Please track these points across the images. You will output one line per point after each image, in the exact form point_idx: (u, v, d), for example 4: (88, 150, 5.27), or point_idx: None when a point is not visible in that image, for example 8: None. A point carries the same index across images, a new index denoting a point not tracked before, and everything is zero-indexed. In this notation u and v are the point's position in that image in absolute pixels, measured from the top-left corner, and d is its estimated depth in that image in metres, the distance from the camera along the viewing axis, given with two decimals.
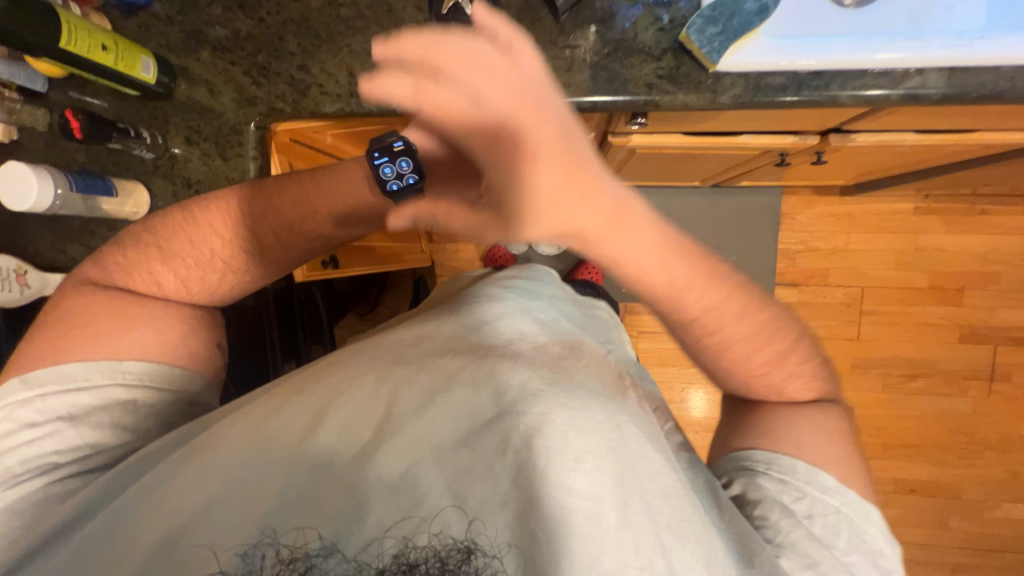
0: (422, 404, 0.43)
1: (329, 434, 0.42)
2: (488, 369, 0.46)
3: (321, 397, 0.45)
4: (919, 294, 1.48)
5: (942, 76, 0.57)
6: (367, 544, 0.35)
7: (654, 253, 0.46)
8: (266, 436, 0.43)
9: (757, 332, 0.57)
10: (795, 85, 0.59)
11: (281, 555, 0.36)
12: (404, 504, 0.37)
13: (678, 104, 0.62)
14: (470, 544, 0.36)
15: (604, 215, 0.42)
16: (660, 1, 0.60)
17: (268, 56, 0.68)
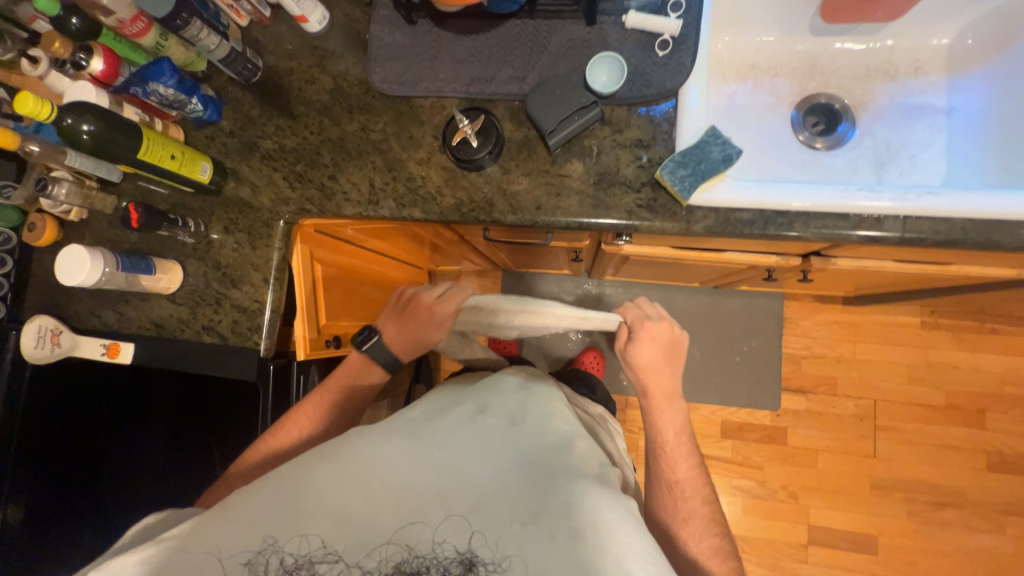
0: (449, 463, 0.51)
1: (363, 475, 0.49)
2: (508, 445, 0.55)
3: (357, 451, 0.52)
4: (937, 412, 1.42)
5: (900, 221, 0.62)
6: (374, 554, 0.44)
7: (680, 427, 0.75)
8: (302, 478, 0.49)
9: (714, 527, 0.68)
10: (761, 221, 0.65)
11: (285, 562, 0.44)
12: (413, 524, 0.46)
13: (655, 229, 0.69)
14: (471, 558, 0.44)
15: (675, 398, 0.75)
16: (640, 144, 0.69)
17: (305, 165, 0.79)
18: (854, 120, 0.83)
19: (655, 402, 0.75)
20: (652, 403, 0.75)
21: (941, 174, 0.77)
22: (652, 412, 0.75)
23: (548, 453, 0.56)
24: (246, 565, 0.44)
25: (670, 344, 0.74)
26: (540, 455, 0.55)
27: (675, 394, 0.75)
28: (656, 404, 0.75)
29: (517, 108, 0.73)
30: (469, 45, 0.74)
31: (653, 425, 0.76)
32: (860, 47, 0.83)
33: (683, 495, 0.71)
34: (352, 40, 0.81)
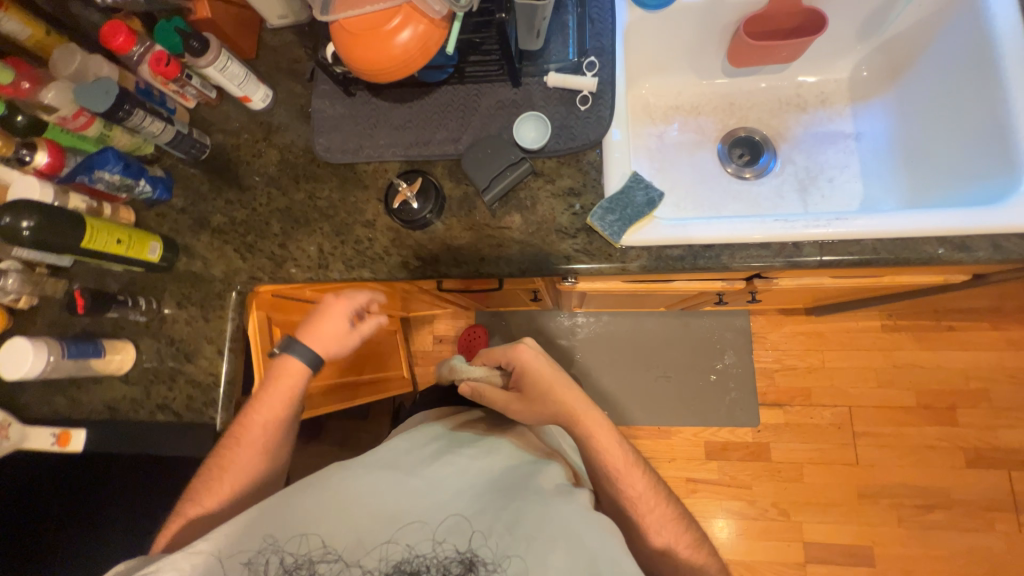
0: (440, 483, 0.62)
1: (361, 494, 0.59)
2: (486, 469, 0.66)
3: (357, 476, 0.61)
4: (910, 413, 1.44)
5: (818, 247, 0.66)
6: (374, 554, 0.55)
7: (602, 431, 0.76)
8: (310, 504, 0.58)
9: (661, 495, 0.77)
10: (691, 255, 0.68)
11: (288, 559, 0.55)
12: (408, 529, 0.57)
13: (593, 270, 0.71)
14: (454, 554, 0.56)
15: (580, 407, 0.77)
16: (571, 192, 0.73)
17: (255, 236, 0.81)
18: (775, 150, 0.89)
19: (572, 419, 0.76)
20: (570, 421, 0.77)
21: (858, 195, 0.83)
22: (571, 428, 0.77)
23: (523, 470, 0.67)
24: (249, 563, 0.54)
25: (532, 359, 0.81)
26: (516, 476, 0.66)
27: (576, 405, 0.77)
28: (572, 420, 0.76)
29: (455, 167, 0.77)
30: (406, 112, 0.79)
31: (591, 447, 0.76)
32: (771, 84, 0.90)
33: (649, 509, 0.75)
34: (295, 113, 0.84)
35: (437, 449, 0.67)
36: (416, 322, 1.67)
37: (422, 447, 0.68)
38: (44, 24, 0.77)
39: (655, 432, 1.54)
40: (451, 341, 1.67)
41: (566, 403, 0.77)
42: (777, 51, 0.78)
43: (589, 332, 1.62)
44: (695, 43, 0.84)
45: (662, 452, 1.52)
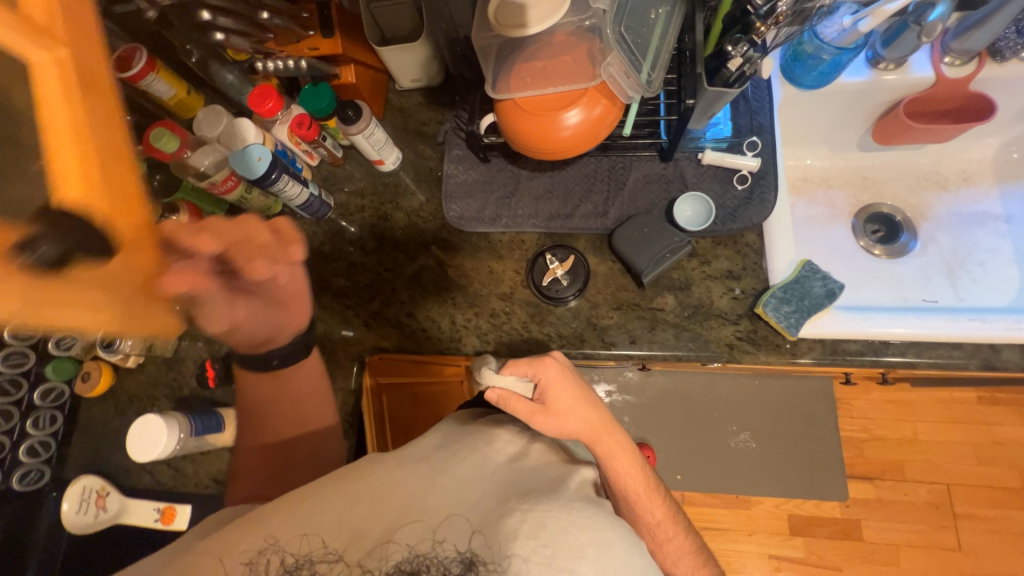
0: (461, 483, 0.48)
1: (358, 488, 0.48)
2: (505, 468, 0.51)
3: (358, 470, 0.50)
4: (1014, 495, 1.35)
5: (1019, 352, 0.61)
6: (373, 554, 0.43)
7: (628, 456, 0.59)
8: (309, 501, 0.48)
9: (682, 527, 0.64)
10: (872, 352, 0.63)
11: (286, 561, 0.43)
12: (412, 525, 0.44)
13: (758, 361, 0.67)
14: (469, 555, 0.43)
15: (610, 429, 0.58)
16: (730, 275, 0.69)
17: (380, 302, 0.78)
18: (915, 229, 0.86)
19: (597, 442, 0.57)
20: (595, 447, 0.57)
21: (1015, 280, 0.78)
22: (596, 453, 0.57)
23: (545, 473, 0.52)
24: (250, 565, 0.44)
25: (555, 381, 0.56)
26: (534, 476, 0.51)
27: (603, 428, 0.57)
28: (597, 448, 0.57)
29: (600, 242, 0.73)
30: (546, 182, 0.76)
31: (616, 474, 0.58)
32: (909, 160, 0.87)
33: (666, 538, 0.62)
34: (423, 176, 0.82)
35: (460, 441, 0.54)
36: None
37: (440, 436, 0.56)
38: (186, 84, 0.77)
39: (733, 501, 1.45)
40: None
41: (593, 426, 0.56)
42: (939, 134, 0.75)
43: (657, 388, 1.37)
44: (840, 120, 0.81)
45: (742, 523, 1.44)
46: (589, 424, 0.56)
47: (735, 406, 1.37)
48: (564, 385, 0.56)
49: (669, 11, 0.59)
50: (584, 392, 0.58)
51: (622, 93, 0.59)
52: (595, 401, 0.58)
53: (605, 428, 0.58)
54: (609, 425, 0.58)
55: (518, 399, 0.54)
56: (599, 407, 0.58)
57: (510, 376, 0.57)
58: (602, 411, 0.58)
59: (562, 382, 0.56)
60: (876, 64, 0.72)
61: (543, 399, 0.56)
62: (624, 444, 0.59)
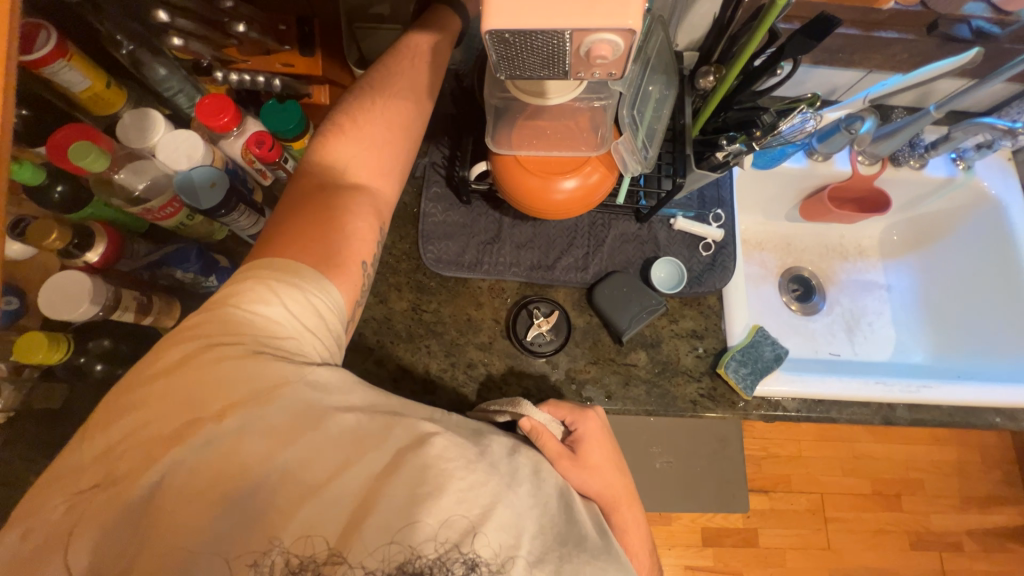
0: (493, 498, 0.44)
1: (392, 489, 0.42)
2: (545, 512, 0.47)
3: (406, 459, 0.43)
4: (866, 499, 1.64)
5: (908, 409, 0.76)
6: (376, 554, 0.40)
7: (638, 527, 0.63)
8: (330, 483, 0.42)
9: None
10: (805, 409, 0.73)
11: (291, 562, 0.40)
12: (415, 525, 0.41)
13: (714, 415, 0.73)
14: (473, 562, 0.42)
15: (629, 496, 0.62)
16: (694, 335, 0.75)
17: (343, 347, 0.70)
18: (823, 290, 1.01)
19: (616, 508, 0.60)
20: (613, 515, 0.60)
21: (895, 340, 0.96)
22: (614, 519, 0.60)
23: (591, 531, 0.49)
24: (253, 565, 0.40)
25: (592, 434, 0.61)
26: (574, 532, 0.47)
27: (624, 494, 0.61)
28: (615, 516, 0.60)
29: (579, 295, 0.75)
30: (528, 230, 0.76)
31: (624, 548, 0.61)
32: (822, 233, 1.03)
33: None
34: (396, 211, 0.77)
35: (519, 452, 0.49)
36: None
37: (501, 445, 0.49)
38: (105, 74, 0.61)
39: (657, 518, 1.57)
40: None
41: (617, 488, 0.61)
42: (852, 219, 0.89)
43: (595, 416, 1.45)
44: (777, 195, 0.92)
45: (664, 538, 1.57)
46: (613, 484, 0.60)
47: (663, 431, 1.49)
48: (598, 438, 0.62)
49: (663, 94, 0.63)
50: (610, 448, 0.63)
51: (623, 166, 0.61)
52: (620, 464, 0.63)
53: (625, 495, 0.61)
54: (631, 494, 0.62)
55: (553, 440, 0.57)
56: (624, 475, 0.62)
57: (545, 414, 0.61)
58: (625, 477, 0.62)
59: (598, 435, 0.62)
60: (811, 155, 0.84)
61: (576, 448, 0.60)
62: (637, 515, 0.63)
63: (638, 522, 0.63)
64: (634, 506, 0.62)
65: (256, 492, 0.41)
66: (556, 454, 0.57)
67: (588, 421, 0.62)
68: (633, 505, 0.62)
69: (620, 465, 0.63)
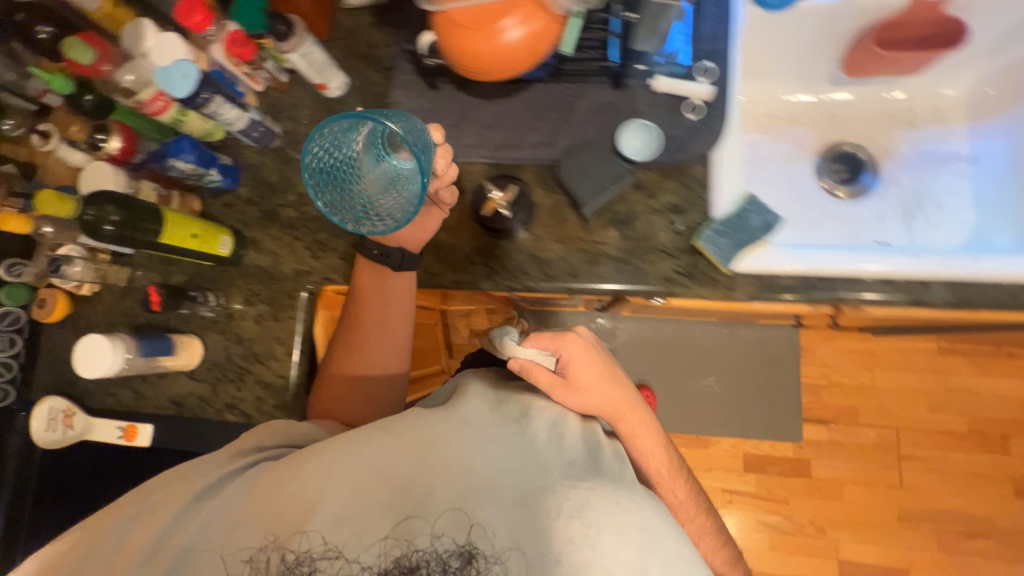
0: (463, 453, 0.50)
1: (372, 470, 0.50)
2: (524, 455, 0.51)
3: (371, 454, 0.51)
4: (958, 439, 1.41)
5: (948, 287, 0.62)
6: (373, 550, 0.47)
7: (653, 434, 0.67)
8: (287, 491, 0.50)
9: (700, 509, 0.72)
10: (805, 287, 0.64)
11: (286, 558, 0.47)
12: (409, 519, 0.48)
13: (696, 296, 0.67)
14: (468, 548, 0.46)
15: (635, 406, 0.65)
16: (674, 209, 0.68)
17: (326, 234, 0.77)
18: (878, 167, 0.83)
19: (624, 420, 0.63)
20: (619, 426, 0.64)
21: (978, 224, 0.77)
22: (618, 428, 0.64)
23: (581, 458, 0.54)
24: (251, 561, 0.48)
25: (584, 358, 0.63)
26: (553, 467, 0.51)
27: (630, 407, 0.64)
28: (623, 426, 0.64)
29: (547, 174, 0.72)
30: (494, 110, 0.73)
31: (644, 457, 0.66)
32: (880, 98, 0.83)
33: (688, 518, 0.70)
34: (370, 105, 0.79)
35: (503, 403, 0.57)
36: None
37: (477, 408, 0.55)
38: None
39: (694, 441, 1.51)
40: None
41: (619, 405, 0.63)
42: (907, 62, 0.71)
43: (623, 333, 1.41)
44: (810, 49, 0.76)
45: (699, 461, 1.50)
46: (613, 402, 0.62)
47: (699, 351, 1.41)
48: (584, 361, 0.63)
49: None
50: (612, 367, 0.66)
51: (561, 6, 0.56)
52: (618, 377, 0.66)
53: (625, 409, 0.64)
54: (637, 404, 0.66)
55: (537, 368, 0.60)
56: (622, 384, 0.65)
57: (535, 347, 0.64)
58: (629, 392, 0.65)
59: (585, 355, 0.63)
60: None
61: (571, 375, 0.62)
62: (646, 423, 0.66)
63: (649, 428, 0.67)
64: (640, 415, 0.65)
65: (229, 514, 0.51)
66: (543, 379, 0.60)
67: (573, 343, 0.64)
68: (641, 416, 0.66)
69: (618, 377, 0.65)
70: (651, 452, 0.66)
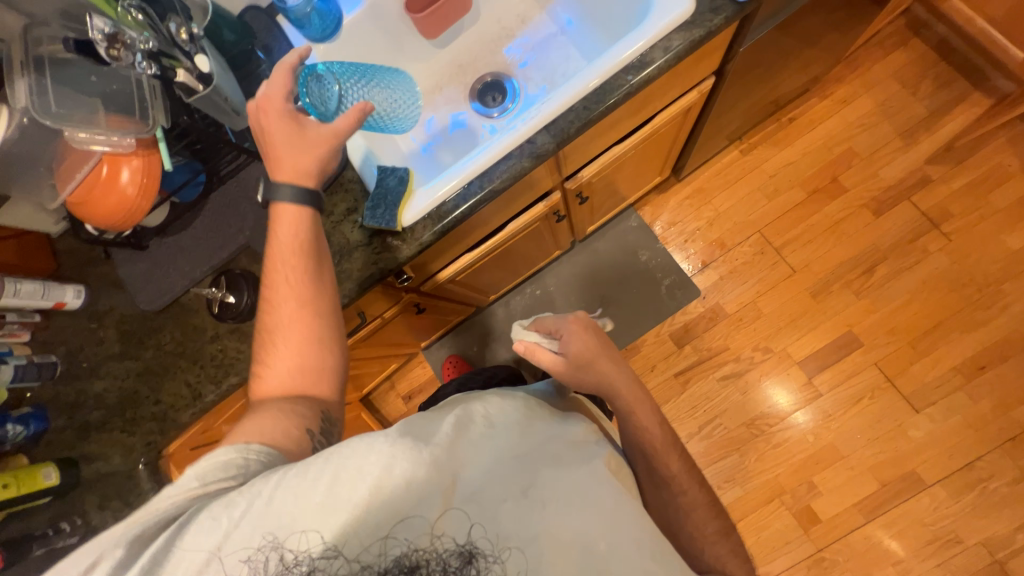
0: (470, 467, 0.58)
1: (367, 494, 0.54)
2: (502, 455, 0.60)
3: (414, 463, 0.55)
4: (806, 205, 1.53)
5: (547, 131, 0.75)
6: (372, 551, 0.52)
7: (651, 417, 0.77)
8: (285, 506, 0.53)
9: (691, 472, 0.77)
10: (461, 200, 0.76)
11: (286, 558, 0.52)
12: (411, 524, 0.53)
13: (403, 258, 0.78)
14: (469, 550, 0.53)
15: (630, 385, 0.77)
16: (349, 211, 0.80)
17: (133, 408, 0.86)
18: (511, 77, 0.99)
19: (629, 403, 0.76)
20: (625, 402, 0.76)
21: (582, 54, 0.95)
22: (630, 407, 0.76)
23: (565, 442, 0.65)
24: (248, 561, 0.52)
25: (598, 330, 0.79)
26: (534, 471, 0.59)
27: (622, 382, 0.76)
28: (625, 400, 0.76)
29: (252, 250, 0.84)
30: (191, 233, 0.85)
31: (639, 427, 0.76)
32: (478, 31, 1.01)
33: (684, 487, 0.75)
34: (111, 291, 0.90)
35: (512, 397, 0.69)
36: (380, 393, 1.70)
37: (464, 415, 0.63)
38: None
39: (626, 354, 1.57)
40: (418, 394, 1.68)
41: (614, 385, 0.76)
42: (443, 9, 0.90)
43: None
44: (390, 41, 0.94)
45: (641, 366, 1.55)
46: (622, 378, 0.76)
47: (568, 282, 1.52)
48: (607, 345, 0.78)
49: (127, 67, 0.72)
50: (602, 343, 0.78)
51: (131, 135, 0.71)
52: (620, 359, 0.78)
53: (636, 393, 0.77)
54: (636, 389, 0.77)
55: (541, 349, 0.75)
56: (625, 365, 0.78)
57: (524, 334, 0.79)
58: (621, 373, 0.76)
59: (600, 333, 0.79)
60: None
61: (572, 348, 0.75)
62: (648, 406, 0.77)
63: (652, 414, 0.77)
64: (646, 403, 0.77)
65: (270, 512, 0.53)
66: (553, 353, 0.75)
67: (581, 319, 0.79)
68: (644, 401, 0.77)
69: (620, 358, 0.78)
70: (657, 430, 0.76)
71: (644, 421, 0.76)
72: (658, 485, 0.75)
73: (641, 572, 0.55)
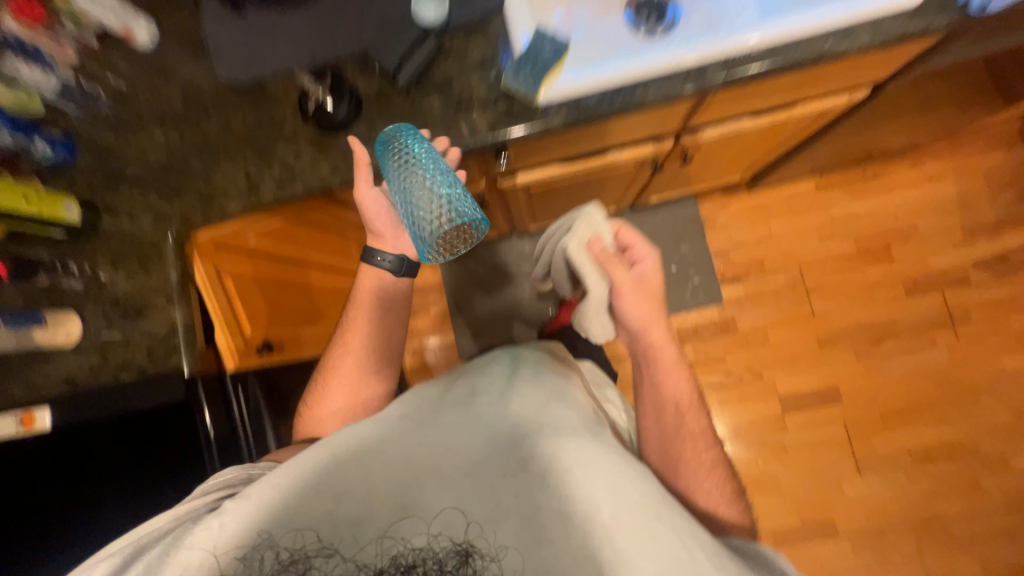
0: (454, 450, 0.61)
1: (358, 484, 0.57)
2: (491, 438, 0.62)
3: (395, 457, 0.60)
4: (851, 260, 1.56)
5: (721, 65, 0.70)
6: (371, 551, 0.53)
7: (675, 372, 0.78)
8: (279, 501, 0.57)
9: (708, 430, 0.77)
10: (606, 100, 0.71)
11: (282, 556, 0.53)
12: (406, 521, 0.54)
13: (522, 136, 0.73)
14: (466, 547, 0.53)
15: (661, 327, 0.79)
16: (484, 63, 0.73)
17: (177, 178, 0.79)
18: None
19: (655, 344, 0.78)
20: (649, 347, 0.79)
21: None
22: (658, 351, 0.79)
23: (562, 421, 0.64)
24: (245, 559, 0.53)
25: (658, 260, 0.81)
26: (520, 447, 0.59)
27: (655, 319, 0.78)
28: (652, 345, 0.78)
29: (364, 62, 0.76)
30: (302, 18, 0.76)
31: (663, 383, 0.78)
32: None
33: (702, 448, 0.75)
34: (188, 47, 0.81)
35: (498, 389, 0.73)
36: None
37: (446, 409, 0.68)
38: None
39: None
40: (420, 291, 1.66)
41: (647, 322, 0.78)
42: None
43: None
44: None
45: None
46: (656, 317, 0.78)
47: None
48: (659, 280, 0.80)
49: None
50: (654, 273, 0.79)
51: None
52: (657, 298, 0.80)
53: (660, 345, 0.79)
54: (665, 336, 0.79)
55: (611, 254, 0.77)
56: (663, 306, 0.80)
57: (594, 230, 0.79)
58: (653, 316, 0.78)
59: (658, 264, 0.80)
60: None
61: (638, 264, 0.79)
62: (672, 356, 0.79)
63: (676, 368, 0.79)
64: (671, 356, 0.79)
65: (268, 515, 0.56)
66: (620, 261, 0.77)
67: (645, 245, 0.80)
68: (669, 352, 0.79)
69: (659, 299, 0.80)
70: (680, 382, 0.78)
71: (664, 378, 0.78)
72: (676, 434, 0.76)
73: (651, 547, 0.50)
